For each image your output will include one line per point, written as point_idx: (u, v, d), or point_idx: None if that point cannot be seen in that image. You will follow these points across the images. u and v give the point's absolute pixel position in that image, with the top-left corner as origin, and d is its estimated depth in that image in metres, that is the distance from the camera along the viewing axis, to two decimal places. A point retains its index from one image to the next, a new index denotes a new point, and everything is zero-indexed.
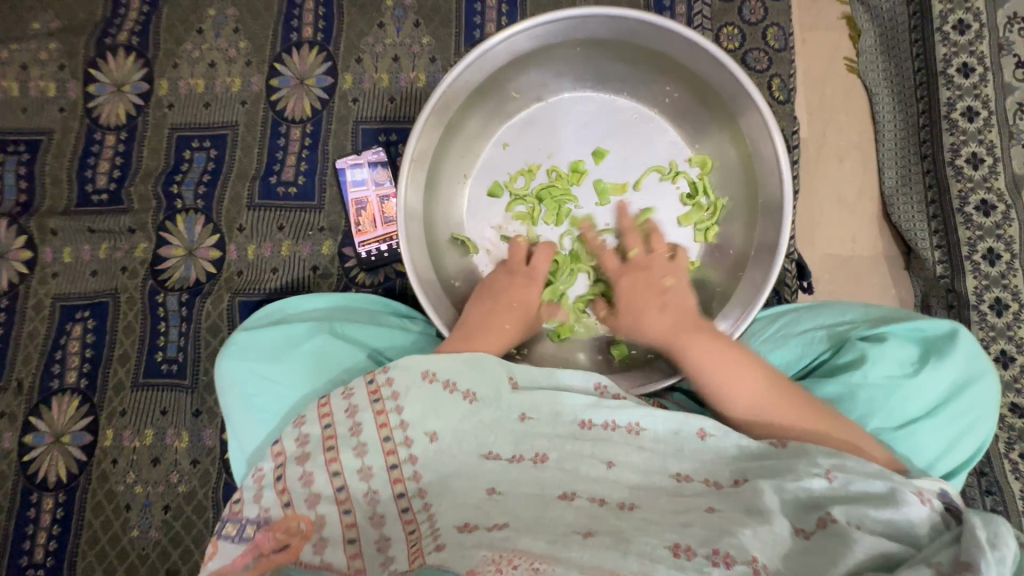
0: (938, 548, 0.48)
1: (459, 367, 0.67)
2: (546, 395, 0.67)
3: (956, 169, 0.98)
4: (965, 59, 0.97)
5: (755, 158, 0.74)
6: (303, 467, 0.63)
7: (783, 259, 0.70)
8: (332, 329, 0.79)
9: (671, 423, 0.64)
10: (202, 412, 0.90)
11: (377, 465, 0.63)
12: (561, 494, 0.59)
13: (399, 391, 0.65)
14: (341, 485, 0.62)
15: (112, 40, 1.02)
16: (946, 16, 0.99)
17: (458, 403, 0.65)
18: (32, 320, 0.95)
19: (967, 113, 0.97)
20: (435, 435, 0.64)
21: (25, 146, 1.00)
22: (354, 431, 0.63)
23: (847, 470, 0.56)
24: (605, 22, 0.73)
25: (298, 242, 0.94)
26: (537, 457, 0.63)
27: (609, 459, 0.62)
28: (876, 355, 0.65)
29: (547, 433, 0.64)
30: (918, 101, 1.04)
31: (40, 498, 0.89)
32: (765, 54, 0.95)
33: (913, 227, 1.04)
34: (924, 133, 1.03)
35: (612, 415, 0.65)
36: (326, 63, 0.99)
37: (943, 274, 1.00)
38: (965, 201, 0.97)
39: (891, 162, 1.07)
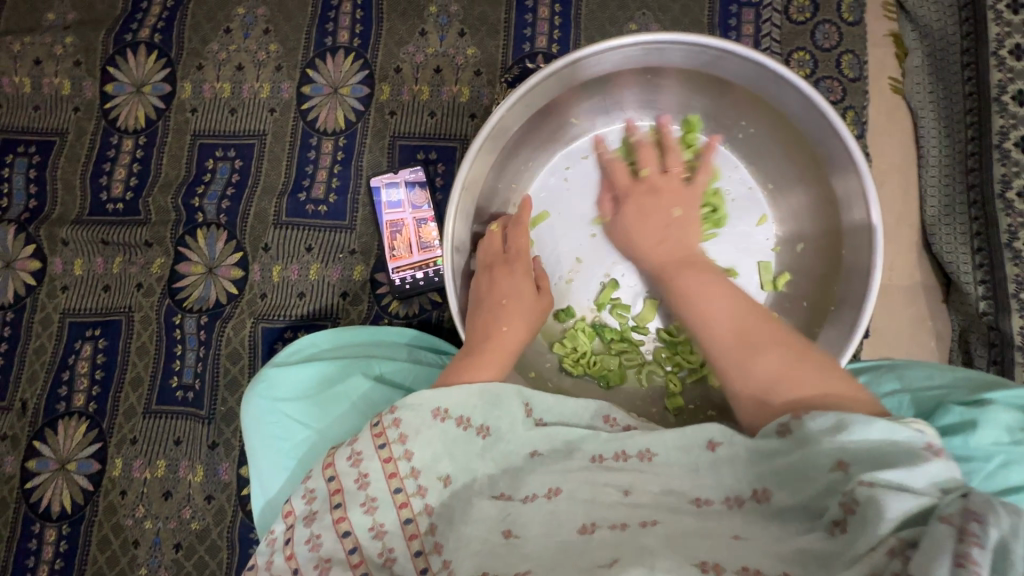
0: (950, 500, 0.41)
1: (468, 400, 0.60)
2: (563, 430, 0.60)
3: (1006, 204, 0.85)
4: (1021, 87, 0.85)
5: (838, 207, 0.68)
6: (311, 529, 0.57)
7: (867, 321, 0.63)
8: (367, 369, 0.73)
9: (681, 439, 0.55)
10: (218, 445, 0.84)
11: (389, 521, 0.57)
12: (582, 527, 0.52)
13: (407, 434, 0.58)
14: (353, 545, 0.56)
15: (133, 36, 0.94)
16: (1002, 40, 0.86)
17: (473, 441, 0.59)
18: (38, 337, 0.88)
19: (1021, 144, 0.85)
20: (449, 479, 0.58)
21: (36, 148, 0.93)
22: (362, 484, 0.57)
23: (851, 445, 0.46)
24: (685, 50, 0.66)
25: (327, 265, 0.88)
26: (550, 492, 0.55)
27: (626, 487, 0.54)
28: (976, 419, 0.58)
29: (558, 470, 0.57)
30: (966, 128, 0.91)
31: (43, 529, 0.83)
32: (839, 83, 0.88)
33: (955, 259, 0.91)
34: (970, 162, 0.90)
35: (623, 444, 0.58)
36: (363, 72, 0.92)
37: (987, 311, 0.88)
38: (1014, 237, 0.85)
39: (933, 190, 0.95)
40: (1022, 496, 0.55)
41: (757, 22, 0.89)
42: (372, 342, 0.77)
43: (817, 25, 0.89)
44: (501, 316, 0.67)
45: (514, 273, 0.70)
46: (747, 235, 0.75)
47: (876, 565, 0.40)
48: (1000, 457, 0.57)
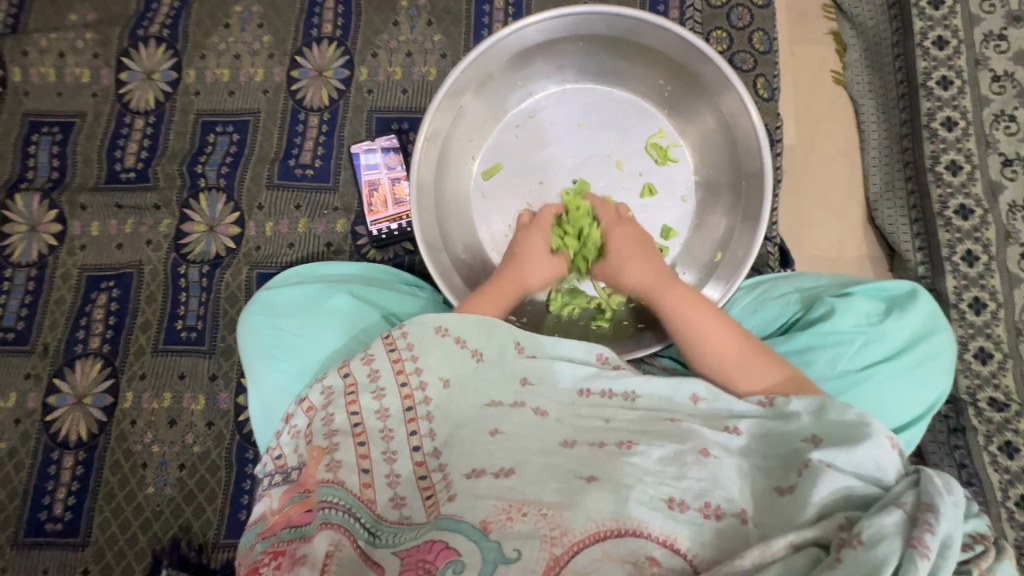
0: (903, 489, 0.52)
1: (468, 325, 0.71)
2: (548, 364, 0.71)
3: (937, 175, 1.06)
4: (944, 73, 1.06)
5: (741, 147, 0.81)
6: (327, 409, 0.68)
7: (762, 237, 0.77)
8: (349, 290, 0.84)
9: (667, 389, 0.69)
10: (218, 377, 0.95)
11: (393, 406, 0.68)
12: (564, 441, 0.65)
13: (414, 343, 0.70)
14: (358, 421, 0.67)
15: (145, 31, 1.09)
16: (926, 33, 1.08)
17: (467, 360, 0.70)
18: (59, 289, 1.00)
19: (946, 122, 1.06)
20: (448, 381, 0.69)
21: (59, 128, 1.06)
22: (372, 377, 0.68)
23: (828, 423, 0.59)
24: (606, 19, 0.80)
25: (313, 220, 1.00)
26: (538, 410, 0.69)
27: (607, 418, 0.67)
28: (842, 307, 0.71)
29: (546, 396, 0.70)
30: (901, 111, 1.12)
31: (61, 456, 0.93)
32: (751, 56, 1.02)
33: (896, 230, 1.11)
34: (905, 142, 1.11)
35: (611, 384, 0.70)
36: (344, 57, 1.07)
37: (926, 274, 1.07)
38: (945, 205, 1.05)
39: (876, 170, 1.14)
40: (877, 367, 0.69)
41: (682, 8, 1.04)
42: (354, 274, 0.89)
43: (731, 9, 1.04)
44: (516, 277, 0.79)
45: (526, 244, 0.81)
46: (669, 175, 0.89)
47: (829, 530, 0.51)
48: (861, 337, 0.69)
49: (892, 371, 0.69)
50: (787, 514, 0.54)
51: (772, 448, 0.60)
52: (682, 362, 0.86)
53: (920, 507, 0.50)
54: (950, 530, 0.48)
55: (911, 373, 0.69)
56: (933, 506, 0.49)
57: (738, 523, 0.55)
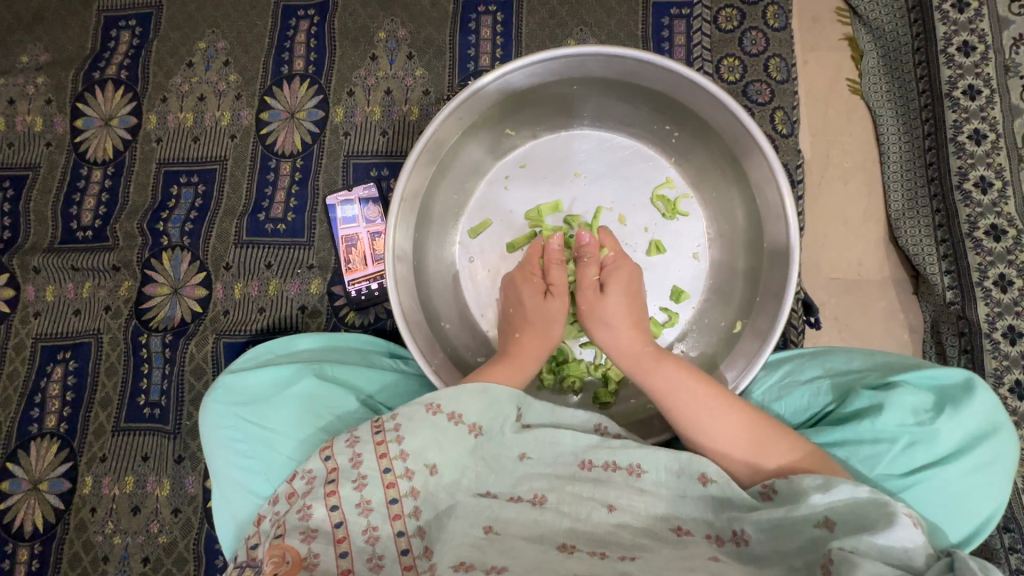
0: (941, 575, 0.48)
1: (464, 398, 0.63)
2: (547, 431, 0.64)
3: (964, 194, 0.93)
4: (971, 82, 0.93)
5: (760, 209, 0.71)
6: (303, 501, 0.59)
7: (789, 308, 0.66)
8: (319, 372, 0.75)
9: (675, 463, 0.60)
10: (185, 459, 0.87)
11: (376, 499, 0.59)
12: (560, 545, 0.56)
13: (403, 422, 0.61)
14: (340, 520, 0.58)
15: (101, 73, 1.00)
16: (950, 38, 0.95)
17: (465, 438, 0.62)
18: (12, 361, 0.92)
19: (974, 136, 0.93)
20: (435, 469, 0.61)
21: (10, 182, 0.98)
22: (355, 463, 0.60)
23: (838, 505, 0.53)
24: (602, 60, 0.70)
25: (285, 281, 0.91)
26: (536, 499, 0.61)
27: (609, 502, 0.60)
28: (881, 404, 0.61)
29: (546, 474, 0.63)
30: (923, 123, 0.99)
31: (15, 549, 0.85)
32: (767, 85, 0.92)
33: (921, 252, 1.00)
34: (930, 156, 0.99)
35: (613, 455, 0.62)
36: (317, 96, 0.97)
37: (953, 299, 0.95)
38: (974, 226, 0.92)
39: (897, 184, 1.03)
40: (928, 475, 0.59)
41: (689, 33, 0.94)
42: (328, 348, 0.80)
43: (744, 32, 0.93)
44: (520, 326, 0.74)
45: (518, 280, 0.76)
46: (680, 232, 0.79)
47: None
48: (906, 438, 0.60)
49: (946, 480, 0.59)
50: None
51: (786, 541, 0.53)
52: None
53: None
54: None
55: (967, 481, 0.59)
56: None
57: None
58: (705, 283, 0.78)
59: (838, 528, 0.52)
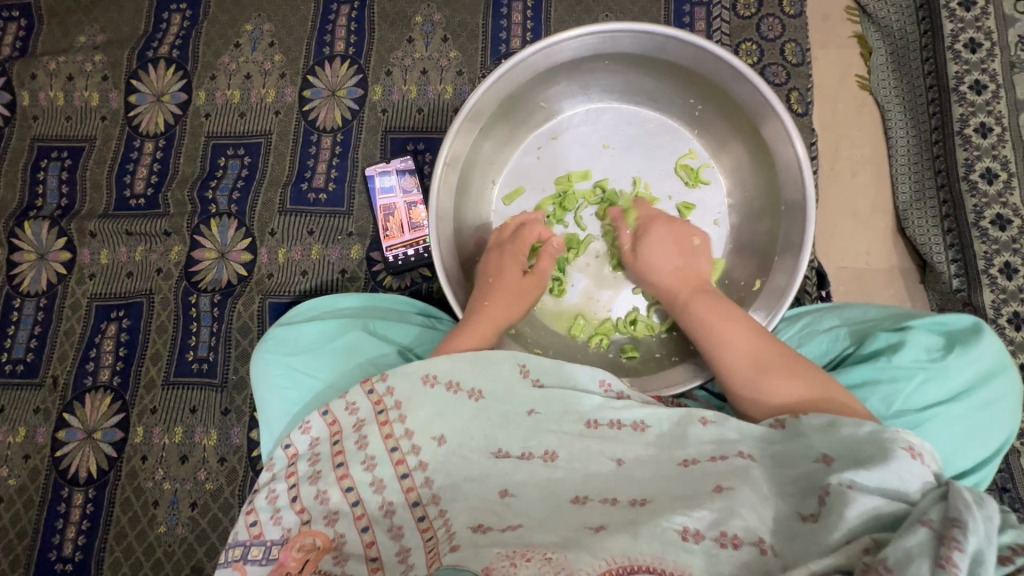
0: (931, 504, 0.47)
1: (459, 366, 0.68)
2: (556, 393, 0.68)
3: (971, 184, 0.99)
4: (977, 77, 1.01)
5: (778, 171, 0.76)
6: (317, 486, 0.65)
7: (806, 263, 0.72)
8: (362, 326, 0.81)
9: (674, 415, 0.65)
10: (230, 411, 0.92)
11: (387, 475, 0.64)
12: (574, 497, 0.59)
13: (402, 400, 0.67)
14: (356, 498, 0.64)
15: (154, 52, 1.06)
16: (957, 35, 1.02)
17: (465, 403, 0.67)
18: (68, 320, 0.98)
19: (980, 128, 1.00)
20: (443, 439, 0.65)
21: (68, 153, 1.04)
22: (362, 445, 0.66)
23: (836, 443, 0.55)
24: (634, 37, 0.76)
25: (327, 246, 0.97)
26: (547, 455, 0.63)
27: (618, 457, 0.62)
28: (899, 343, 0.66)
29: (556, 430, 0.65)
30: (931, 117, 1.05)
31: (71, 493, 0.91)
32: (783, 68, 0.97)
33: (928, 242, 1.04)
34: (936, 148, 1.04)
35: (618, 414, 0.66)
36: (357, 76, 1.03)
37: (960, 288, 1.00)
38: (981, 215, 0.98)
39: (905, 177, 1.07)
40: (940, 408, 0.64)
41: (709, 19, 0.99)
42: (367, 306, 0.85)
43: (761, 20, 0.99)
44: (488, 295, 0.77)
45: (507, 259, 0.80)
46: (703, 200, 0.84)
47: (852, 555, 0.46)
48: (921, 373, 0.64)
49: (956, 415, 0.64)
50: (809, 546, 0.49)
51: (787, 471, 0.56)
52: (717, 397, 0.81)
53: (948, 523, 0.45)
54: (982, 545, 0.43)
55: (974, 416, 0.64)
56: (961, 521, 0.44)
57: (756, 554, 0.50)
58: (727, 247, 0.83)
59: (835, 462, 0.54)
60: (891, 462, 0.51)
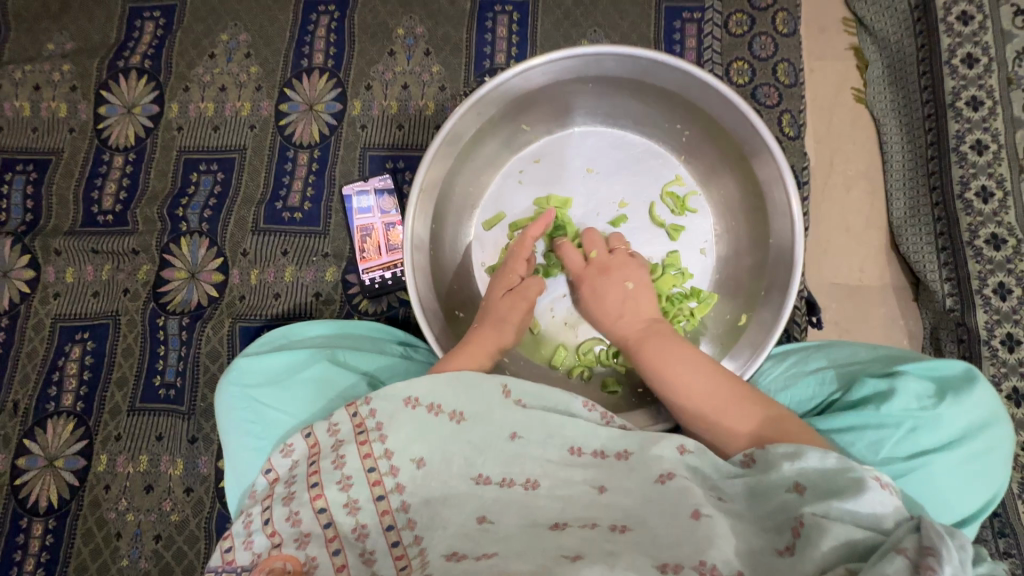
0: (904, 534, 0.46)
1: (440, 389, 0.65)
2: (541, 415, 0.64)
3: (965, 203, 0.95)
4: (973, 93, 0.95)
5: (766, 205, 0.73)
6: (290, 507, 0.61)
7: (794, 300, 0.69)
8: (332, 357, 0.77)
9: (656, 438, 0.61)
10: (198, 439, 0.88)
11: (362, 498, 0.60)
12: (553, 524, 0.56)
13: (383, 420, 0.63)
14: (329, 521, 0.60)
15: (125, 63, 1.02)
16: (954, 50, 0.96)
17: (445, 425, 0.63)
18: (31, 340, 0.94)
19: (975, 146, 0.95)
20: (422, 461, 0.62)
21: (34, 166, 1.00)
22: (338, 464, 0.62)
23: (809, 471, 0.53)
24: (618, 59, 0.72)
25: (301, 268, 0.93)
26: (529, 483, 0.60)
27: (600, 485, 0.59)
28: (887, 391, 0.63)
29: (537, 457, 0.62)
30: (927, 132, 1.01)
31: (30, 523, 0.87)
32: (775, 89, 0.94)
33: (922, 260, 1.01)
34: (931, 164, 1.00)
35: (602, 441, 0.63)
36: (336, 90, 1.00)
37: (953, 307, 0.96)
38: (975, 234, 0.94)
39: (899, 194, 1.05)
40: (928, 461, 0.61)
41: (700, 37, 0.96)
42: (339, 335, 0.82)
43: (753, 38, 0.96)
44: (481, 318, 0.74)
45: (499, 281, 0.76)
46: (690, 231, 0.81)
47: None
48: (909, 423, 0.62)
49: (945, 468, 0.61)
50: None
51: (761, 506, 0.53)
52: None
53: (922, 552, 0.44)
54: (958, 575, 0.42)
55: (964, 468, 0.62)
56: (934, 549, 0.44)
57: None
58: (712, 279, 0.80)
59: (808, 492, 0.52)
60: (861, 491, 0.49)
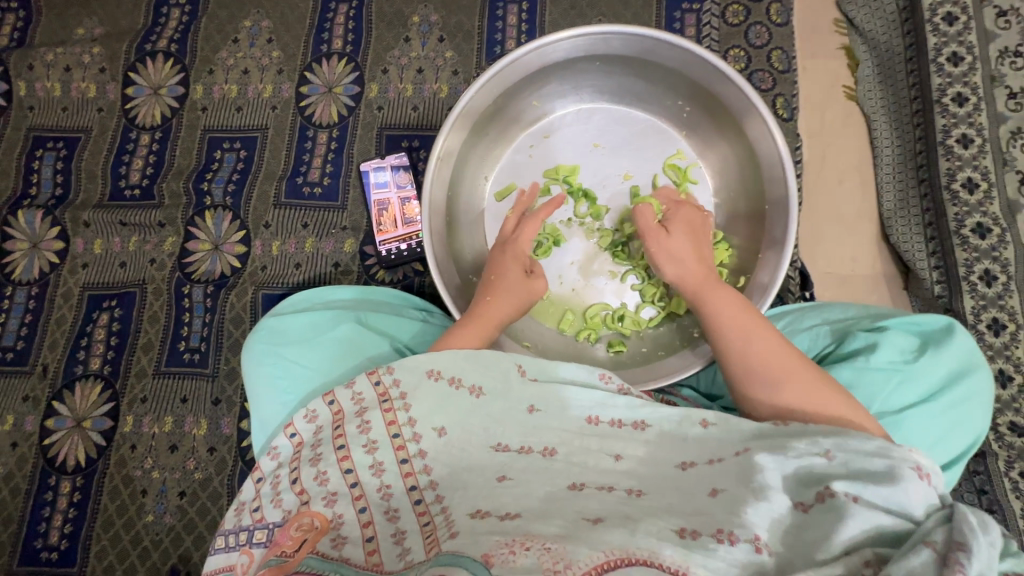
0: (935, 526, 0.47)
1: (462, 363, 0.69)
2: (553, 389, 0.68)
3: (953, 193, 1.01)
4: (959, 89, 1.02)
5: (761, 173, 0.79)
6: (317, 468, 0.66)
7: (789, 259, 0.74)
8: (356, 319, 0.82)
9: (675, 415, 0.65)
10: (221, 401, 0.92)
11: (387, 461, 0.65)
12: (571, 484, 0.60)
13: (407, 391, 0.68)
14: (355, 481, 0.65)
15: (152, 46, 1.07)
16: (940, 49, 1.04)
17: (465, 398, 0.67)
18: (60, 308, 0.98)
19: (962, 139, 1.01)
20: (443, 430, 0.66)
21: (64, 143, 1.05)
22: (364, 430, 0.66)
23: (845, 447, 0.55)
24: (624, 39, 0.78)
25: (321, 239, 0.98)
26: (546, 451, 0.65)
27: (616, 453, 0.63)
28: (878, 344, 0.68)
29: (555, 426, 0.66)
30: (914, 128, 1.08)
31: (58, 481, 0.91)
32: (770, 75, 1.00)
33: (911, 248, 1.06)
34: (920, 159, 1.07)
35: (619, 412, 0.67)
36: (354, 73, 1.05)
37: (941, 294, 1.02)
38: (962, 223, 1.00)
39: (890, 186, 1.10)
40: (914, 405, 0.66)
41: (699, 26, 1.02)
42: (361, 299, 0.86)
43: (749, 27, 1.02)
44: (491, 292, 0.77)
45: (509, 257, 0.80)
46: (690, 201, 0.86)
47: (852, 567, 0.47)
48: (897, 373, 0.67)
49: (931, 414, 0.66)
50: (806, 546, 0.49)
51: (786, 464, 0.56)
52: (704, 396, 0.82)
53: (952, 547, 0.45)
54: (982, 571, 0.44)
55: (948, 412, 0.67)
56: (965, 544, 0.45)
57: (751, 550, 0.49)
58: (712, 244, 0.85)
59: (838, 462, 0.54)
60: (901, 480, 0.50)
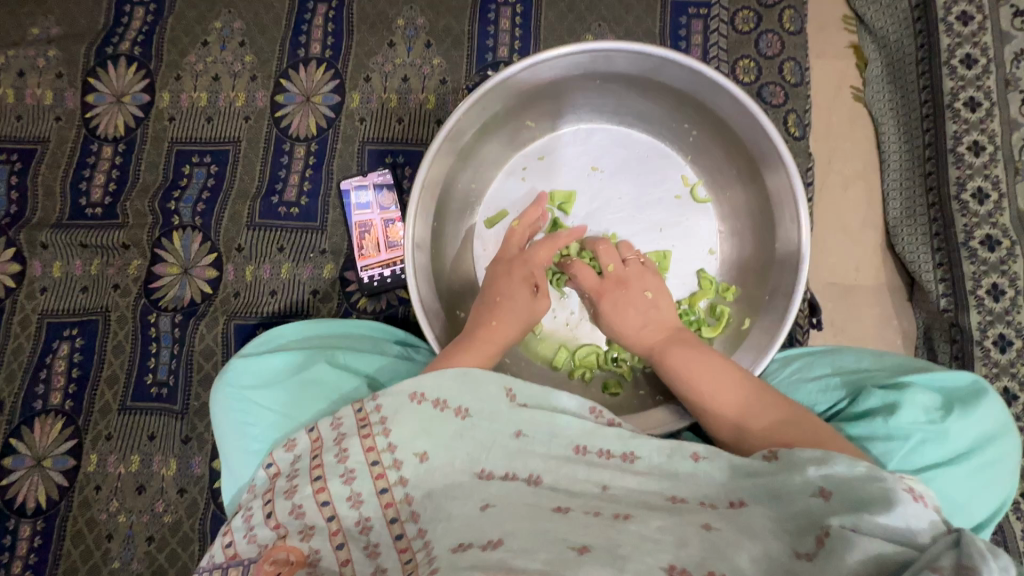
0: (942, 550, 0.42)
1: (446, 384, 0.63)
2: (541, 415, 0.62)
3: (962, 204, 0.94)
4: (972, 93, 0.94)
5: (770, 207, 0.73)
6: (292, 500, 0.59)
7: (800, 304, 0.68)
8: (331, 358, 0.76)
9: (665, 445, 0.59)
10: (191, 439, 0.86)
11: (366, 490, 0.59)
12: (554, 509, 0.54)
13: (388, 415, 0.61)
14: (332, 513, 0.58)
15: (114, 49, 0.99)
16: (953, 51, 0.95)
17: (450, 421, 0.61)
18: (17, 337, 0.91)
19: (973, 147, 0.94)
20: (425, 455, 0.60)
21: (18, 156, 0.97)
22: (341, 457, 0.60)
23: (835, 476, 0.50)
24: (628, 57, 0.71)
25: (298, 265, 0.91)
26: (532, 479, 0.59)
27: (604, 482, 0.57)
28: (898, 402, 0.63)
29: (543, 453, 0.60)
30: (925, 133, 0.99)
31: (17, 525, 0.85)
32: (782, 89, 0.93)
33: (917, 257, 1.00)
34: (928, 166, 0.99)
35: (608, 442, 0.61)
36: (334, 81, 0.97)
37: (947, 308, 0.95)
38: (970, 235, 0.93)
39: (896, 194, 1.04)
40: (936, 472, 0.61)
41: (706, 33, 0.95)
42: (339, 335, 0.80)
43: (760, 35, 0.95)
44: (496, 313, 0.71)
45: (515, 277, 0.73)
46: (696, 233, 0.80)
47: None
48: (917, 435, 0.62)
49: (953, 480, 0.61)
50: None
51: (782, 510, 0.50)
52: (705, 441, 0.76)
53: (961, 572, 0.40)
54: None
55: (970, 476, 0.61)
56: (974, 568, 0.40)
57: None
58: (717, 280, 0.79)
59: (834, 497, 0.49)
60: (898, 506, 0.46)
